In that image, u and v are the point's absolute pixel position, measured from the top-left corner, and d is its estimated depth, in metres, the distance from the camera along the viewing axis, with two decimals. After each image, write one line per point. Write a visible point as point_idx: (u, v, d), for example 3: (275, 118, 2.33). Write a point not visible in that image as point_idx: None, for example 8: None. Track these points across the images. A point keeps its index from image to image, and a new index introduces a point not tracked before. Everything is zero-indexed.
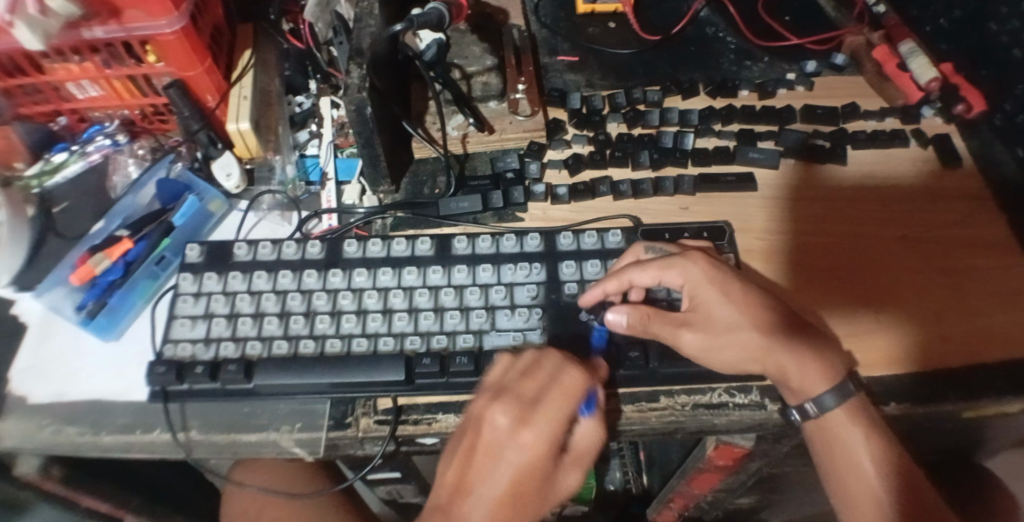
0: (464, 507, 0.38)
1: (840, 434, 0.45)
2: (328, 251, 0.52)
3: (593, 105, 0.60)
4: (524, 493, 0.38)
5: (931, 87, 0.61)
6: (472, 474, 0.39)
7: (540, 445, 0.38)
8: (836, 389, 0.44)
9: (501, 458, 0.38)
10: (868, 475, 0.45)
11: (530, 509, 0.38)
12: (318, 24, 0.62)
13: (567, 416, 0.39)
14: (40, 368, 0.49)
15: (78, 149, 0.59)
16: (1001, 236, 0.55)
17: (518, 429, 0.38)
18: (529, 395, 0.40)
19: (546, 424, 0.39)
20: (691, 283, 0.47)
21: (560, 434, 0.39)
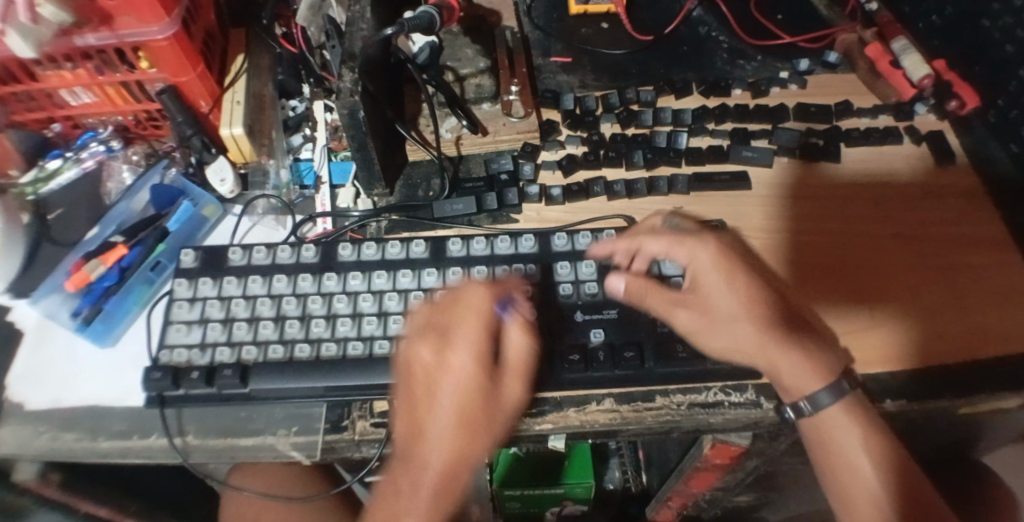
0: (422, 446, 0.40)
1: (835, 430, 0.45)
2: (323, 255, 0.52)
3: (586, 105, 0.60)
4: (470, 416, 0.40)
5: (923, 84, 0.61)
6: (419, 415, 0.41)
7: (469, 364, 0.40)
8: (830, 388, 0.45)
9: (437, 390, 0.40)
10: (865, 475, 0.45)
11: (482, 428, 0.40)
12: (309, 28, 0.62)
13: (482, 329, 0.41)
14: (36, 374, 0.50)
15: (73, 156, 0.59)
16: (994, 232, 0.55)
17: (443, 356, 0.40)
18: (446, 325, 0.41)
19: (466, 346, 0.40)
20: (698, 265, 0.47)
21: (483, 349, 0.41)
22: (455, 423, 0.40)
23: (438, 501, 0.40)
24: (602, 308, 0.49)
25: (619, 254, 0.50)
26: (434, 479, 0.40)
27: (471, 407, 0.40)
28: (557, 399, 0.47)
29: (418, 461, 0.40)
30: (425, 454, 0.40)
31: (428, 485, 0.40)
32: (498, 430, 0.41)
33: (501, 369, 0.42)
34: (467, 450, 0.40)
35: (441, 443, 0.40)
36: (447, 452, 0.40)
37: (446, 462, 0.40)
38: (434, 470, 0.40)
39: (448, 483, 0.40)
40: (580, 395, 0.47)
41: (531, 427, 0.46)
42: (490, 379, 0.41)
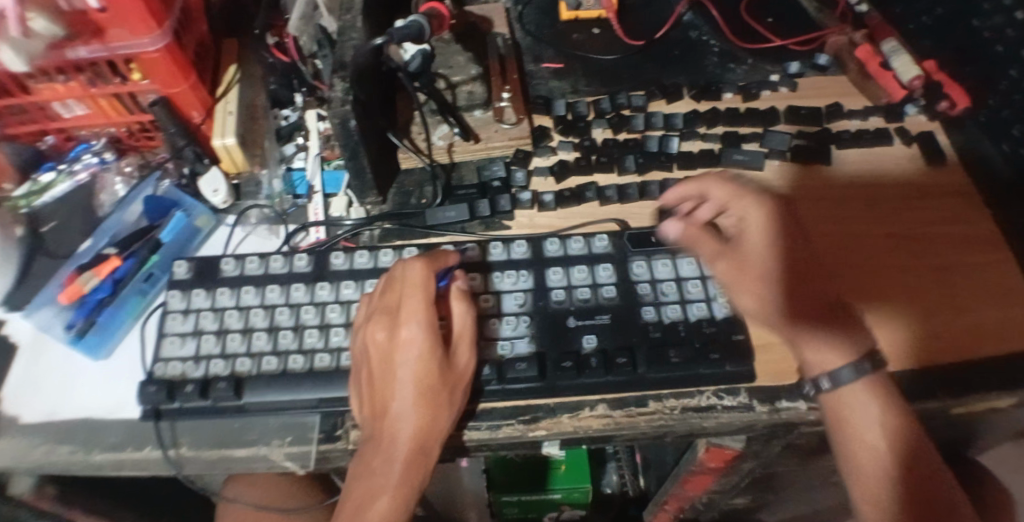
0: (386, 420, 0.42)
1: (853, 405, 0.44)
2: (315, 264, 0.52)
3: (577, 111, 0.60)
4: (428, 384, 0.42)
5: (913, 85, 0.61)
6: (383, 392, 0.43)
7: (420, 336, 0.42)
8: (854, 366, 0.44)
9: (394, 366, 0.43)
10: (878, 451, 0.44)
11: (441, 393, 0.42)
12: (302, 37, 0.64)
13: (426, 301, 0.43)
14: (30, 387, 0.50)
15: (66, 168, 0.59)
16: (986, 232, 0.55)
17: (395, 333, 0.43)
18: (393, 304, 0.44)
19: (413, 319, 0.43)
20: (750, 220, 0.50)
21: (431, 319, 0.43)
22: (416, 394, 0.42)
23: (410, 468, 0.42)
24: (595, 314, 0.49)
25: (686, 200, 0.54)
26: (404, 449, 0.42)
27: (428, 378, 0.42)
28: (550, 405, 0.47)
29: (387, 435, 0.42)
30: (392, 427, 0.42)
31: (398, 455, 0.42)
32: (459, 396, 0.43)
33: (451, 339, 0.44)
34: (432, 420, 0.42)
35: (406, 415, 0.42)
36: (412, 423, 0.42)
37: (413, 433, 0.42)
38: (403, 441, 0.42)
39: (418, 451, 0.42)
40: (574, 401, 0.47)
41: (524, 433, 0.46)
42: (442, 349, 0.43)
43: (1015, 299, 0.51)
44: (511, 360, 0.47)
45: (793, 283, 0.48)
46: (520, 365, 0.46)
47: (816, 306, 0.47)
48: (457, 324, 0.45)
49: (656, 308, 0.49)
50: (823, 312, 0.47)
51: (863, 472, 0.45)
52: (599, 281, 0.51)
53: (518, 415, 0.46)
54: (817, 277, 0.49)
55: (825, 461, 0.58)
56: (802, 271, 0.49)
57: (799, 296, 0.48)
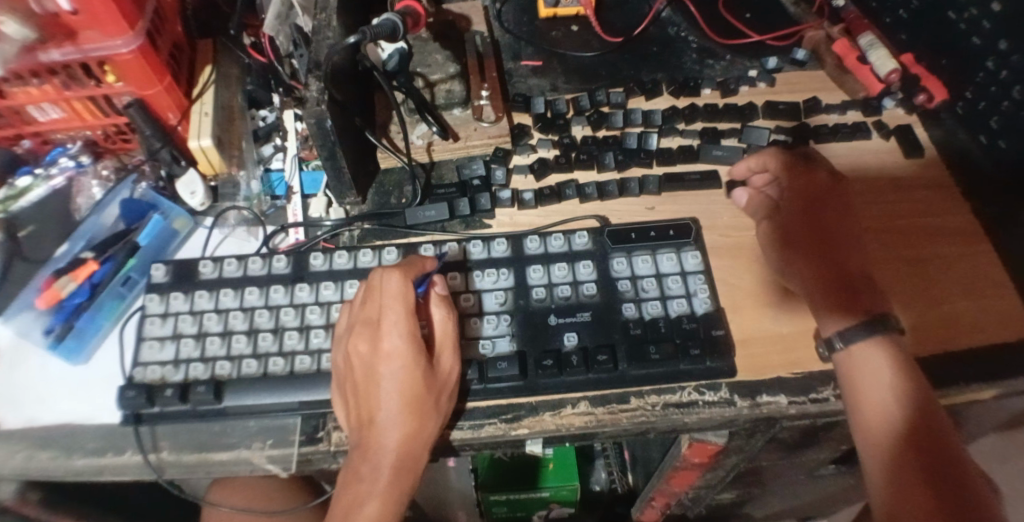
0: (372, 429, 0.42)
1: (858, 360, 0.44)
2: (294, 265, 0.52)
3: (557, 109, 0.60)
4: (412, 393, 0.42)
5: (891, 79, 0.61)
6: (367, 403, 0.43)
7: (401, 347, 0.42)
8: (866, 326, 0.45)
9: (377, 376, 0.42)
10: (886, 415, 0.42)
11: (426, 401, 0.42)
12: (278, 37, 0.61)
13: (406, 311, 0.43)
14: (10, 395, 0.49)
15: (41, 174, 0.58)
16: (967, 224, 0.56)
17: (377, 344, 0.43)
18: (374, 315, 0.44)
19: (394, 330, 0.42)
20: (790, 186, 0.53)
21: (413, 328, 0.43)
22: (400, 403, 0.42)
23: (397, 476, 0.42)
24: (575, 311, 0.49)
25: (753, 173, 0.56)
26: (390, 457, 0.41)
27: (413, 387, 0.42)
28: (532, 403, 0.47)
29: (372, 445, 0.42)
30: (378, 437, 0.42)
31: (385, 465, 0.41)
32: (444, 403, 0.43)
33: (433, 347, 0.44)
34: (418, 428, 0.42)
35: (392, 424, 0.42)
36: (398, 432, 0.42)
37: (400, 442, 0.42)
38: (390, 451, 0.41)
39: (405, 460, 0.42)
40: (556, 399, 0.47)
41: (507, 432, 0.46)
42: (425, 358, 0.43)
43: (994, 289, 0.52)
44: (493, 359, 0.47)
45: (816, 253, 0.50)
46: (501, 364, 0.46)
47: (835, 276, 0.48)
48: (437, 332, 0.45)
49: (636, 305, 0.49)
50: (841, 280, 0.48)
51: (875, 443, 0.42)
52: (579, 278, 0.51)
53: (500, 414, 0.46)
54: (838, 247, 0.50)
55: (809, 454, 0.59)
56: (822, 241, 0.50)
57: (821, 265, 0.49)
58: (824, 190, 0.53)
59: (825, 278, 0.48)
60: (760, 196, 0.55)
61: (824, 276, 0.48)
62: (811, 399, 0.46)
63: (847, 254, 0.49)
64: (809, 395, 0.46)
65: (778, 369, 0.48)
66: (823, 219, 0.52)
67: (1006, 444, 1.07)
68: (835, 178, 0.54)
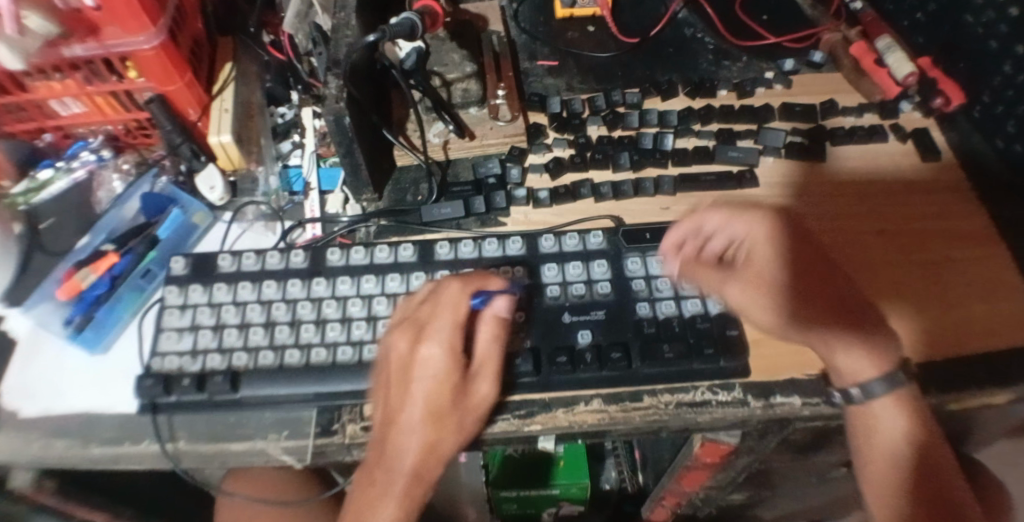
0: (394, 434, 0.42)
1: (881, 425, 0.45)
2: (312, 260, 0.52)
3: (572, 108, 0.61)
4: (438, 405, 0.42)
5: (908, 82, 0.61)
6: (395, 405, 0.43)
7: (439, 358, 0.43)
8: (885, 378, 0.45)
9: (410, 381, 0.42)
10: (902, 463, 0.45)
11: (451, 417, 0.43)
12: (297, 35, 0.62)
13: (453, 323, 0.43)
14: (29, 384, 0.50)
15: (63, 166, 0.59)
16: (981, 228, 0.55)
17: (416, 349, 0.43)
18: (421, 320, 0.44)
19: (438, 338, 0.43)
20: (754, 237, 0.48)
21: (454, 343, 0.43)
22: (425, 412, 0.42)
23: (412, 487, 0.42)
24: (589, 310, 0.49)
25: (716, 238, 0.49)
26: (406, 468, 0.42)
27: (439, 398, 0.42)
28: (545, 400, 0.47)
29: (393, 454, 0.42)
30: (399, 442, 0.42)
31: (401, 475, 0.42)
32: (467, 422, 0.43)
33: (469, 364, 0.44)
34: (439, 439, 0.42)
35: (413, 431, 0.42)
36: (419, 443, 0.42)
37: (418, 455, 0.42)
38: (408, 459, 0.42)
39: (420, 471, 0.42)
40: (569, 396, 0.47)
41: (519, 428, 0.46)
42: (460, 375, 0.43)
43: (1005, 294, 0.51)
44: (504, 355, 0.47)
45: (814, 279, 0.47)
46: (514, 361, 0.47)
47: (841, 305, 0.47)
48: (477, 350, 0.45)
49: (650, 304, 0.49)
50: (841, 311, 0.47)
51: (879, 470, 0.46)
52: (594, 277, 0.51)
53: (512, 410, 0.47)
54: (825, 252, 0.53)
55: (821, 456, 0.58)
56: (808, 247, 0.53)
57: (817, 294, 0.47)
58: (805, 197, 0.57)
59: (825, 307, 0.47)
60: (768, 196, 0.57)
61: (826, 303, 0.47)
62: (824, 400, 0.46)
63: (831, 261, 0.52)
64: (822, 397, 0.46)
65: (792, 371, 0.48)
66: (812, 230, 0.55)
67: (1016, 451, 1.06)
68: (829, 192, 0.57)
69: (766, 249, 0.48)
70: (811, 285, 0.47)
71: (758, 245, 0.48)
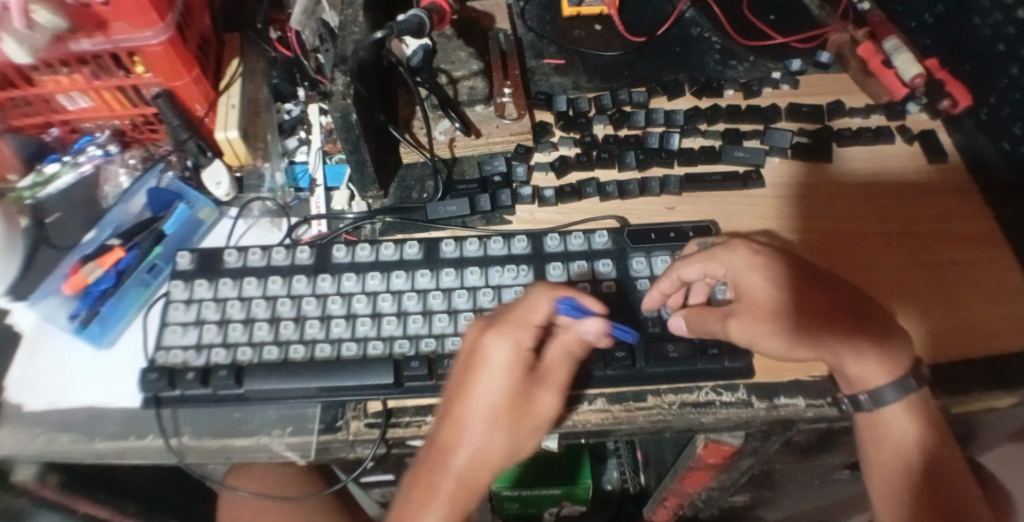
0: (453, 434, 0.41)
1: (890, 432, 0.45)
2: (318, 256, 0.52)
3: (578, 107, 0.61)
4: (503, 411, 0.41)
5: (915, 83, 0.61)
6: (457, 403, 0.41)
7: (509, 362, 0.41)
8: (897, 383, 0.44)
9: (477, 382, 0.41)
10: (913, 469, 0.45)
11: (514, 425, 0.41)
12: (304, 32, 0.63)
13: (526, 328, 0.41)
14: (34, 378, 0.50)
15: (70, 160, 0.59)
16: (987, 231, 0.55)
17: (486, 350, 0.41)
18: (494, 320, 0.42)
19: (509, 343, 0.41)
20: (733, 271, 0.46)
21: (523, 347, 0.41)
22: (488, 416, 0.40)
23: (461, 490, 0.41)
24: None
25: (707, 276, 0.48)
26: (457, 470, 0.41)
27: (505, 403, 0.41)
28: None
29: (443, 454, 0.41)
30: (456, 443, 0.41)
31: (451, 476, 0.40)
32: (528, 432, 0.42)
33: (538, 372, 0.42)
34: (501, 444, 0.41)
35: (473, 433, 0.41)
36: (477, 445, 0.41)
37: (471, 457, 0.41)
38: (460, 460, 0.41)
39: (471, 475, 0.41)
40: (574, 395, 0.47)
41: None
42: (525, 382, 0.41)
43: (1011, 297, 0.51)
44: None
45: (816, 291, 0.45)
46: None
47: (851, 313, 0.45)
48: (550, 361, 0.43)
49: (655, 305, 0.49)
50: (853, 321, 0.44)
51: (889, 476, 0.46)
52: (599, 276, 0.51)
53: None
54: (826, 257, 0.53)
55: (824, 458, 0.58)
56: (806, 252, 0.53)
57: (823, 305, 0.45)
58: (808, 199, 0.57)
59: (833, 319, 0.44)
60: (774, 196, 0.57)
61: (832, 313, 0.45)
62: (829, 401, 0.46)
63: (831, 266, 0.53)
64: (826, 398, 0.46)
65: (797, 372, 0.47)
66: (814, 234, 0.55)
67: (1018, 453, 1.06)
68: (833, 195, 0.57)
69: (754, 273, 0.46)
70: (813, 299, 0.45)
71: (741, 276, 0.46)
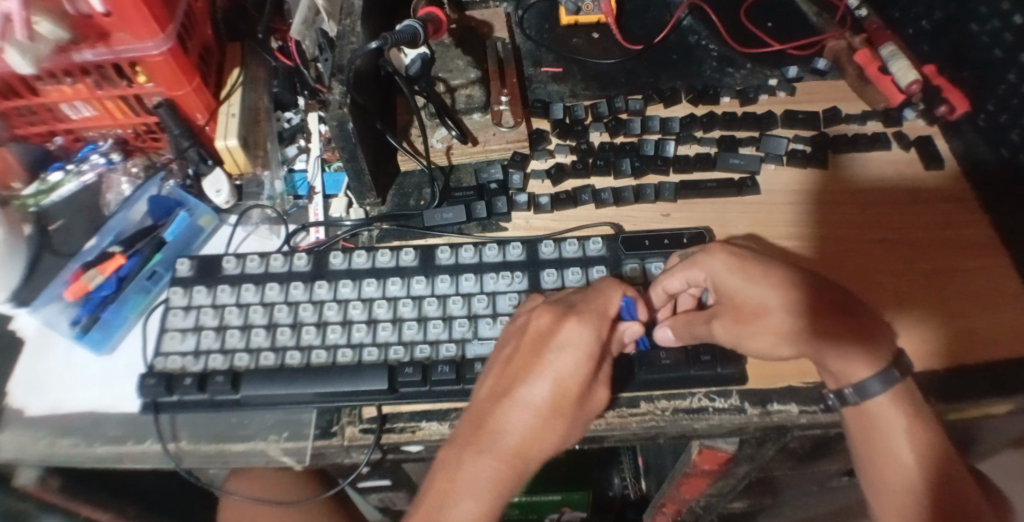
0: (508, 408, 0.39)
1: (881, 429, 0.43)
2: (315, 263, 0.53)
3: (575, 115, 0.61)
4: (568, 393, 0.40)
5: (911, 90, 0.60)
6: (516, 377, 0.40)
7: (586, 340, 0.40)
8: (881, 375, 0.43)
9: (548, 354, 0.40)
10: (909, 471, 0.43)
11: (571, 413, 0.40)
12: (304, 41, 0.64)
13: (602, 312, 0.41)
14: (35, 383, 0.51)
15: (73, 168, 0.60)
16: (983, 237, 0.55)
17: (562, 324, 0.40)
18: (569, 302, 0.43)
19: (588, 321, 0.40)
20: (712, 274, 0.46)
21: (601, 339, 0.41)
22: (552, 394, 0.39)
23: (507, 472, 0.38)
24: None
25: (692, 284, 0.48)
26: (507, 451, 0.39)
27: (572, 383, 0.39)
28: None
29: (494, 432, 0.39)
30: (510, 418, 0.39)
31: (499, 457, 0.39)
32: (578, 422, 0.41)
33: (601, 366, 0.42)
34: (555, 430, 0.40)
35: (531, 411, 0.39)
36: (531, 424, 0.39)
37: (524, 440, 0.39)
38: (511, 441, 0.39)
39: (519, 459, 0.39)
40: None
41: None
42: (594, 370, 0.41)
43: (1007, 303, 0.51)
44: None
45: (807, 289, 0.44)
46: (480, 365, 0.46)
47: (836, 309, 0.44)
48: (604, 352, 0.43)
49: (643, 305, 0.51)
50: (845, 319, 0.44)
51: (884, 480, 0.44)
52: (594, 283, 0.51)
53: None
54: (818, 266, 0.53)
55: (821, 465, 0.58)
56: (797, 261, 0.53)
57: (811, 300, 0.43)
58: (803, 205, 0.57)
59: (821, 316, 0.43)
60: (768, 203, 0.57)
61: (819, 311, 0.43)
62: (822, 408, 0.46)
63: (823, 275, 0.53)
64: (820, 405, 0.46)
65: (791, 378, 0.48)
66: (808, 242, 0.55)
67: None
68: (825, 202, 0.57)
69: (732, 274, 0.45)
70: (803, 297, 0.43)
71: (720, 277, 0.46)
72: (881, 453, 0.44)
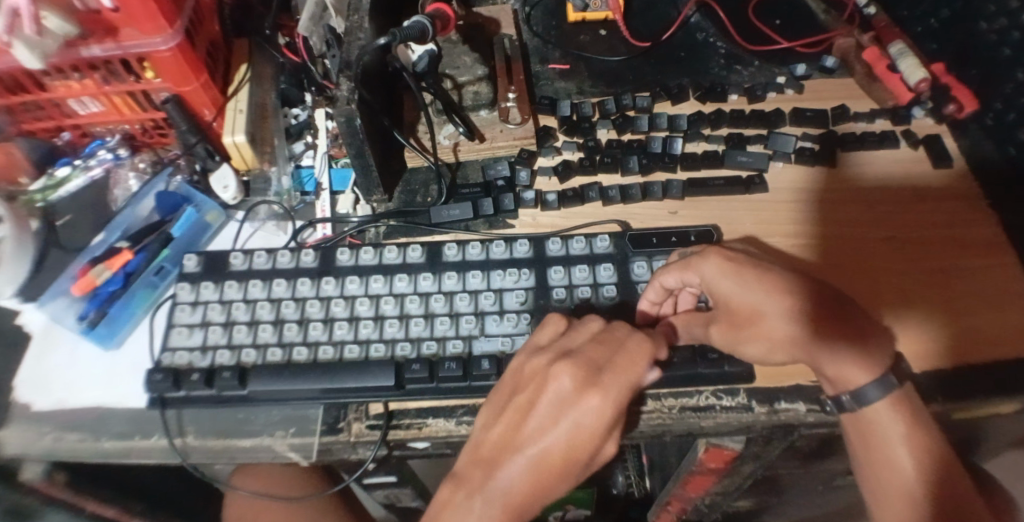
0: (515, 462, 0.39)
1: (882, 433, 0.43)
2: (322, 259, 0.53)
3: (582, 112, 0.61)
4: (577, 458, 0.39)
5: (920, 88, 0.60)
6: (527, 432, 0.39)
7: (604, 412, 0.38)
8: (878, 381, 0.43)
9: (563, 419, 0.38)
10: (904, 472, 0.43)
11: (576, 473, 0.39)
12: (311, 38, 0.64)
13: (628, 381, 0.39)
14: (45, 379, 0.51)
15: (81, 164, 0.60)
16: (991, 236, 0.55)
17: (583, 392, 0.39)
18: (594, 360, 0.40)
19: (611, 392, 0.38)
20: (707, 281, 0.46)
21: (620, 410, 0.39)
22: (560, 458, 0.38)
23: (507, 520, 0.39)
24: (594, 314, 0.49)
25: (688, 283, 0.47)
26: (507, 500, 0.39)
27: (582, 450, 0.38)
28: None
29: (497, 480, 0.39)
30: (515, 472, 0.39)
31: (498, 505, 0.38)
32: (582, 475, 0.40)
33: (617, 424, 0.41)
34: (556, 486, 0.39)
35: (536, 470, 0.38)
36: (535, 481, 0.39)
37: (524, 491, 0.39)
38: (515, 495, 0.39)
39: (518, 511, 0.39)
40: None
41: None
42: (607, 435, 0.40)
43: (1017, 301, 0.51)
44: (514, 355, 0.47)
45: (803, 292, 0.44)
46: (485, 363, 0.46)
47: (833, 314, 0.44)
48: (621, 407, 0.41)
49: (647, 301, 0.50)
50: (845, 319, 0.44)
51: (882, 486, 0.44)
52: (600, 281, 0.51)
53: None
54: (826, 266, 0.53)
55: (827, 464, 0.58)
56: (804, 260, 0.53)
57: (809, 303, 0.44)
58: (810, 203, 0.57)
59: (817, 321, 0.43)
60: (775, 201, 0.57)
61: (814, 316, 0.43)
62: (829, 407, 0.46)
63: (830, 275, 0.53)
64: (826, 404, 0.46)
65: (796, 377, 0.47)
66: (814, 242, 0.55)
67: None
68: (832, 202, 0.57)
69: (726, 280, 0.45)
70: (802, 300, 0.44)
71: (713, 284, 0.46)
72: (881, 460, 0.43)
